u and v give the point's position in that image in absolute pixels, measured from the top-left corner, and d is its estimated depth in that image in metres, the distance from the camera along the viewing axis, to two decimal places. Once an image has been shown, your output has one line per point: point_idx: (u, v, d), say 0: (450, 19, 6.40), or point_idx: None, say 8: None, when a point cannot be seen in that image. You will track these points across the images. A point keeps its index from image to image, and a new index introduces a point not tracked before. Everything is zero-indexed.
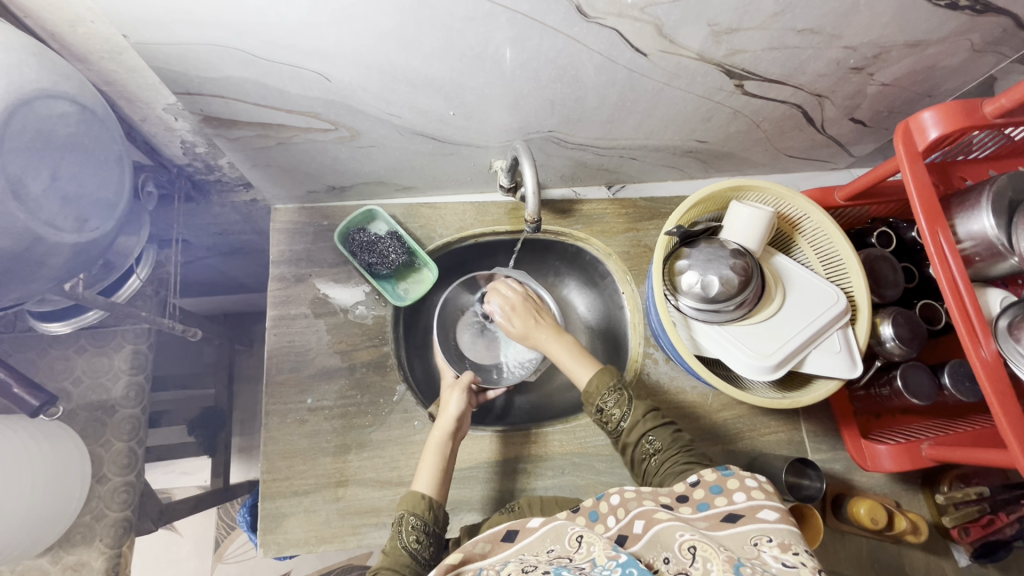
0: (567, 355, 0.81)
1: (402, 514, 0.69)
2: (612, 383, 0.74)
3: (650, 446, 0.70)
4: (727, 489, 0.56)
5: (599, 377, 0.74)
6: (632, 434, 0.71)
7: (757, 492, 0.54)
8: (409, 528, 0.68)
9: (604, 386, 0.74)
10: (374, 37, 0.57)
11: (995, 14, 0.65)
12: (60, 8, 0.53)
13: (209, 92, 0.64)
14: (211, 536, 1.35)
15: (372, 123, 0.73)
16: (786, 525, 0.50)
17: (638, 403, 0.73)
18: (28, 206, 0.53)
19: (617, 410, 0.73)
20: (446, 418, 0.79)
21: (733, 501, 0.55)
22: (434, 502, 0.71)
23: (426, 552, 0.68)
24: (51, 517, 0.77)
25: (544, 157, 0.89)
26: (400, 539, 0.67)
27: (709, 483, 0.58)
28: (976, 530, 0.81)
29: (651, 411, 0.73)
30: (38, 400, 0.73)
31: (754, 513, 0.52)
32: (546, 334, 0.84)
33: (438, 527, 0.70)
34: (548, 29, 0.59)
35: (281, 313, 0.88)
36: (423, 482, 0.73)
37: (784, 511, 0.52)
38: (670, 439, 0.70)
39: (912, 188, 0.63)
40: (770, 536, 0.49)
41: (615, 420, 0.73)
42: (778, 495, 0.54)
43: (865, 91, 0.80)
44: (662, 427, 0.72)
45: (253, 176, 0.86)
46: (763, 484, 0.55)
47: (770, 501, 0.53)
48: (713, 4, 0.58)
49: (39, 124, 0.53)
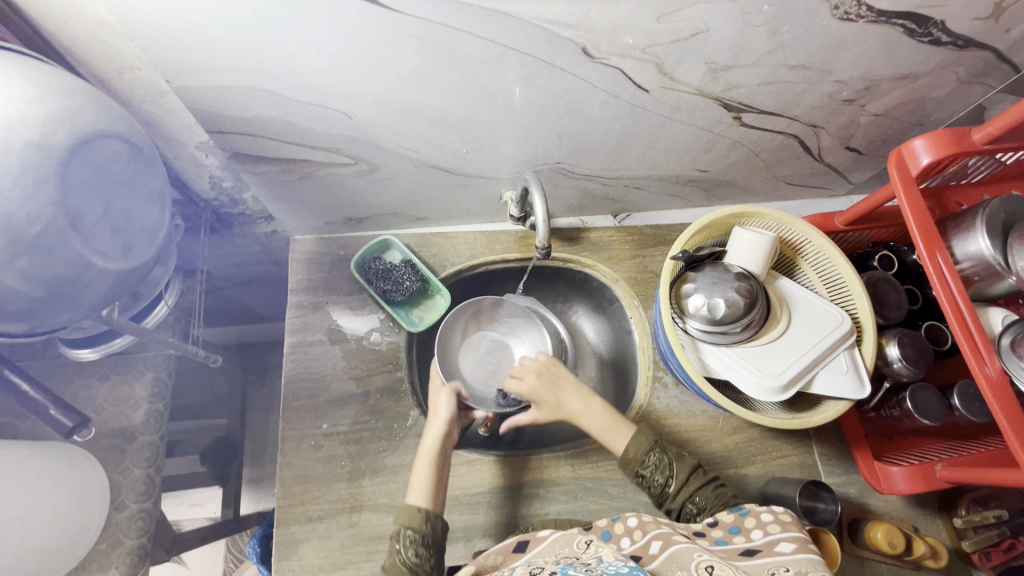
0: (603, 424, 0.77)
1: (397, 528, 0.69)
2: (650, 445, 0.74)
3: (695, 507, 0.71)
4: (745, 529, 0.59)
5: (636, 445, 0.74)
6: (677, 498, 0.72)
7: (773, 527, 0.57)
8: (407, 541, 0.68)
9: (643, 452, 0.74)
10: (395, 79, 0.62)
11: (976, 48, 0.70)
12: (110, 57, 0.59)
13: (240, 131, 0.69)
14: (218, 570, 1.34)
15: (390, 157, 0.77)
16: (803, 555, 0.51)
17: (681, 463, 0.74)
18: (83, 234, 0.57)
19: (660, 474, 0.73)
20: (436, 421, 0.81)
21: (750, 539, 0.57)
22: (430, 514, 0.71)
23: (427, 564, 0.67)
24: (74, 542, 0.78)
25: (552, 187, 0.93)
26: (399, 555, 0.67)
27: (728, 524, 0.60)
28: (998, 555, 0.80)
29: (693, 471, 0.74)
30: (72, 421, 0.75)
31: (773, 547, 0.54)
32: (580, 400, 0.80)
33: (437, 537, 0.70)
34: (556, 69, 0.63)
35: (299, 340, 0.91)
36: (418, 494, 0.73)
37: (802, 541, 0.54)
38: (714, 497, 0.71)
39: (909, 213, 0.66)
40: (787, 566, 0.50)
41: (660, 486, 0.73)
42: (793, 526, 0.57)
43: (858, 121, 0.83)
44: (705, 486, 0.73)
45: (275, 209, 0.91)
46: (778, 517, 0.58)
47: (787, 534, 0.55)
48: (711, 43, 0.62)
49: (95, 162, 0.57)
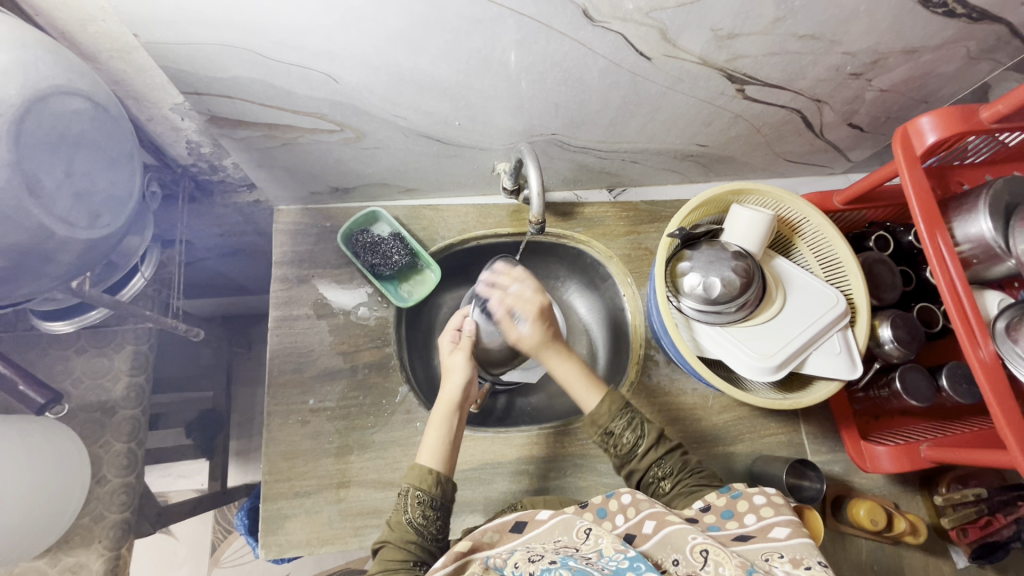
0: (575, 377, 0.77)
1: (407, 487, 0.68)
2: (622, 405, 0.73)
3: (660, 471, 0.71)
4: (738, 513, 0.58)
5: (607, 404, 0.73)
6: (644, 459, 0.71)
7: (766, 510, 0.56)
8: (415, 502, 0.67)
9: (616, 407, 0.73)
10: (384, 39, 0.58)
11: (990, 22, 0.67)
12: (72, 7, 0.54)
13: (217, 92, 0.65)
14: (207, 541, 1.34)
15: (377, 124, 0.73)
16: (797, 540, 0.52)
17: (650, 426, 0.73)
18: (41, 200, 0.54)
19: (629, 434, 0.72)
20: (448, 392, 0.77)
21: (744, 525, 0.56)
22: (441, 478, 0.70)
23: (432, 528, 0.67)
24: (54, 518, 0.76)
25: (547, 159, 0.90)
26: (405, 514, 0.67)
27: (720, 508, 0.60)
28: (975, 531, 0.82)
29: (662, 435, 0.73)
30: (43, 398, 0.76)
31: (766, 533, 0.54)
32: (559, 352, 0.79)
33: (445, 500, 0.69)
34: (555, 32, 0.60)
35: (284, 314, 0.88)
36: (428, 455, 0.71)
37: (795, 525, 0.54)
38: (679, 464, 0.71)
39: (911, 193, 0.64)
40: (781, 553, 0.50)
41: (627, 445, 0.72)
42: (787, 508, 0.56)
43: (863, 97, 0.81)
44: (672, 452, 0.72)
45: (257, 177, 0.87)
46: (772, 499, 0.57)
47: (781, 518, 0.55)
48: (716, 9, 0.59)
49: (53, 122, 0.53)
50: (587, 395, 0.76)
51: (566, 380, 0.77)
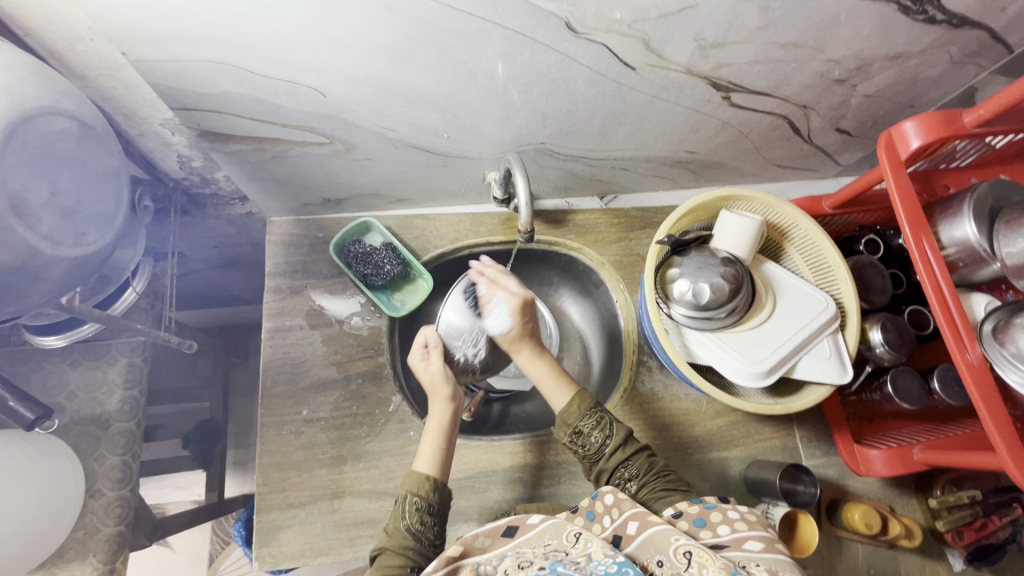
0: (547, 375, 0.79)
1: (403, 494, 0.69)
2: (592, 406, 0.74)
3: (627, 473, 0.70)
4: (712, 522, 0.57)
5: (578, 401, 0.74)
6: (612, 459, 0.71)
7: (740, 524, 0.56)
8: (412, 508, 0.68)
9: (585, 407, 0.74)
10: (368, 53, 0.58)
11: (971, 27, 0.68)
12: (60, 27, 0.55)
13: (206, 107, 0.65)
14: (205, 552, 1.34)
15: (367, 136, 0.74)
16: (770, 555, 0.51)
17: (619, 426, 0.74)
18: (29, 220, 0.54)
19: (598, 433, 0.73)
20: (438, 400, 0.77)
21: (718, 534, 0.55)
22: (438, 483, 0.70)
23: (429, 534, 0.67)
24: (47, 533, 0.76)
25: (537, 167, 0.90)
26: (403, 519, 0.67)
27: (693, 515, 0.59)
28: (970, 533, 0.82)
29: (631, 437, 0.74)
30: (33, 413, 0.73)
31: (740, 544, 0.53)
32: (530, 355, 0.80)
33: (442, 506, 0.70)
34: (539, 44, 0.60)
35: (276, 325, 0.88)
36: (425, 461, 0.72)
37: (769, 540, 0.53)
38: (646, 465, 0.71)
39: (897, 198, 0.65)
40: (757, 561, 0.50)
41: (596, 444, 0.72)
42: (760, 524, 0.56)
43: (849, 102, 0.82)
44: (638, 453, 0.72)
45: (249, 189, 0.87)
46: (746, 515, 0.57)
47: (755, 532, 0.54)
48: (700, 17, 0.59)
49: (39, 141, 0.54)
50: (559, 394, 0.77)
51: (538, 378, 0.79)
